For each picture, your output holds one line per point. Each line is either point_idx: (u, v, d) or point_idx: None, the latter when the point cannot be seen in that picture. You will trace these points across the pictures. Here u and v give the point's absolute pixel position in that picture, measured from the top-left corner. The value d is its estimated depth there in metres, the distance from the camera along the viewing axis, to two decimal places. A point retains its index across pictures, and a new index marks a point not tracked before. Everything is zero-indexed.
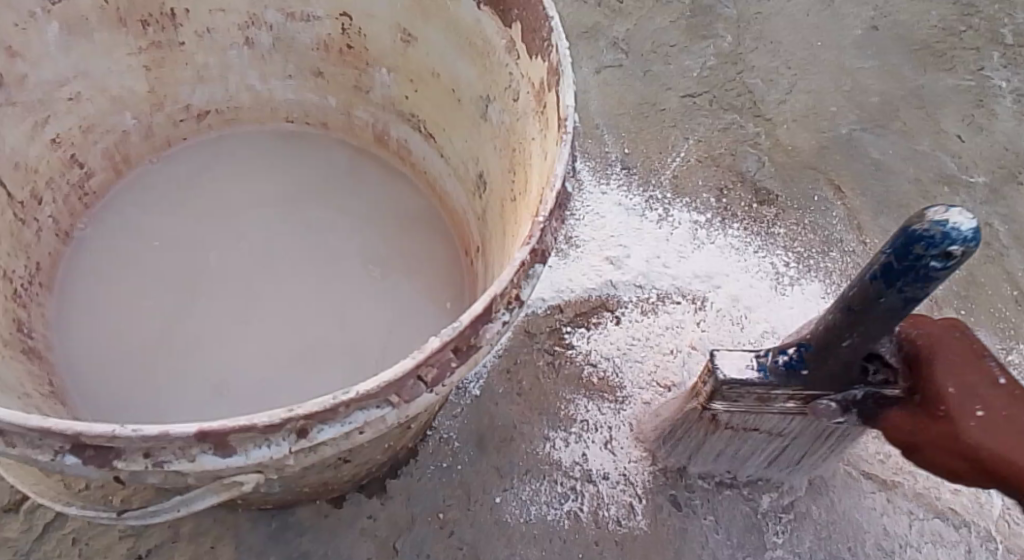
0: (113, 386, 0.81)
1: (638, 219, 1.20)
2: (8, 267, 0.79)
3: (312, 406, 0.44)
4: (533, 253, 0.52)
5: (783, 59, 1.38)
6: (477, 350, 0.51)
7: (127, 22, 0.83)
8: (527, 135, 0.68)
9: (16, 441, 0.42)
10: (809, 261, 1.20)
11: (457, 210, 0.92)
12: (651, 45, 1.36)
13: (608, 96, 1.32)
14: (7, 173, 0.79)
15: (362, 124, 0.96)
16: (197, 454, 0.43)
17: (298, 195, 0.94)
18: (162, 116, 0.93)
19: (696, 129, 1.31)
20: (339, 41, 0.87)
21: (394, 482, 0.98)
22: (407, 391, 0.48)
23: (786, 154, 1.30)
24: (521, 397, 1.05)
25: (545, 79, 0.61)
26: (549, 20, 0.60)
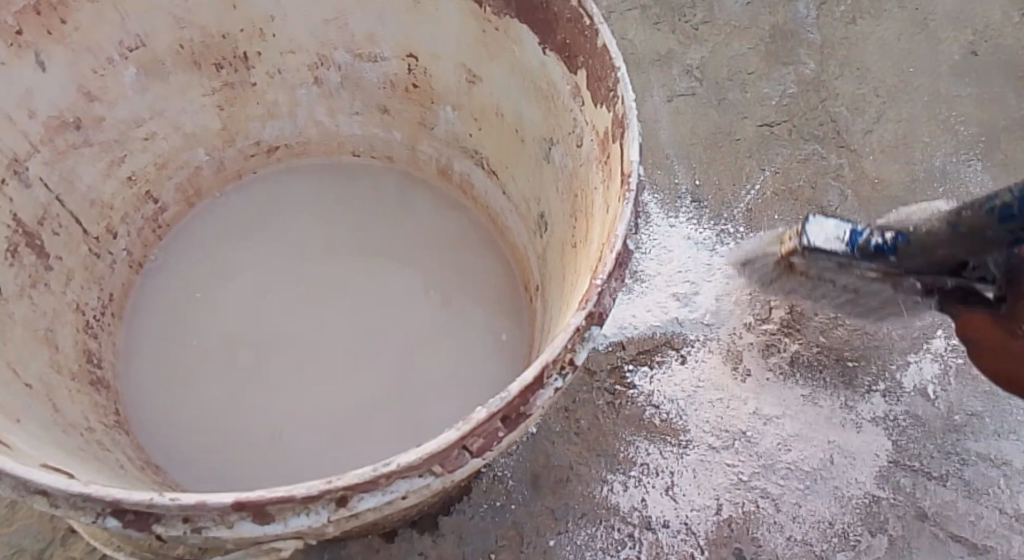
0: (174, 417, 0.83)
1: (707, 254, 1.14)
2: (81, 301, 0.82)
3: (351, 478, 0.42)
4: (590, 317, 0.50)
5: (871, 86, 1.31)
6: (525, 418, 0.48)
7: (201, 64, 0.85)
8: (589, 182, 0.65)
9: (61, 501, 0.42)
10: None
11: (518, 247, 0.90)
12: (727, 71, 1.31)
13: (680, 124, 1.27)
14: (83, 211, 0.82)
15: (426, 158, 0.96)
16: (234, 521, 0.42)
17: (358, 229, 0.94)
18: (233, 151, 0.95)
19: (773, 160, 1.25)
20: (404, 79, 0.88)
21: (446, 520, 0.96)
22: (451, 461, 0.46)
23: (872, 187, 1.23)
24: (579, 438, 1.02)
25: (609, 129, 0.59)
26: (615, 69, 0.57)
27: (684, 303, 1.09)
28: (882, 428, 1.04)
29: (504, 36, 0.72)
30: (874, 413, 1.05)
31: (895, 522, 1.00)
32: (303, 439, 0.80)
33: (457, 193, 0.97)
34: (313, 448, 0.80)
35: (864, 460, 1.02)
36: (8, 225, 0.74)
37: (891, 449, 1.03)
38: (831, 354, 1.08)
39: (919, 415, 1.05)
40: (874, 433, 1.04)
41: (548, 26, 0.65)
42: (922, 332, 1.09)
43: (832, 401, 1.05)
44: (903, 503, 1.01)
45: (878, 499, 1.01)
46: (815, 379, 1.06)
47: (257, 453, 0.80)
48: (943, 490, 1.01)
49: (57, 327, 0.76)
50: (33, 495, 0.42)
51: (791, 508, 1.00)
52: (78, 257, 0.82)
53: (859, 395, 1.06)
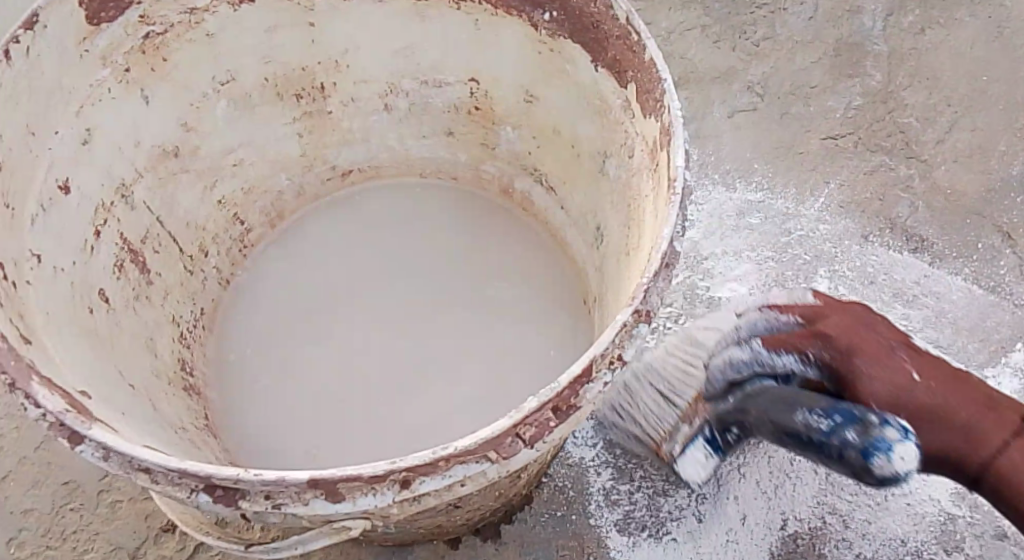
0: (257, 420, 0.89)
1: (768, 234, 1.20)
2: (178, 313, 0.90)
3: (412, 460, 0.46)
4: (636, 315, 0.52)
5: (942, 96, 1.28)
6: (575, 410, 0.51)
7: (284, 96, 0.93)
8: (641, 192, 0.68)
9: (159, 478, 0.47)
10: (937, 288, 1.14)
11: (577, 258, 0.94)
12: (789, 86, 1.31)
13: (741, 141, 1.28)
14: (180, 231, 0.91)
15: (490, 178, 1.01)
16: (310, 499, 0.47)
17: (424, 242, 1.00)
18: (312, 176, 1.02)
19: (838, 172, 1.24)
20: (468, 103, 0.93)
21: (508, 528, 0.98)
22: (505, 449, 0.48)
23: (945, 198, 1.20)
24: (641, 448, 1.03)
25: (658, 138, 0.61)
26: (661, 82, 0.60)
27: None
28: None
29: (559, 57, 0.76)
30: None
31: (972, 540, 0.96)
32: (374, 435, 0.85)
33: (518, 210, 1.01)
34: (381, 444, 0.84)
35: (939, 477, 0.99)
36: (116, 243, 0.81)
37: None
38: None
39: None
40: None
41: (600, 44, 0.68)
42: (999, 346, 1.09)
43: None
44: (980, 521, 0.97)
45: (953, 517, 0.97)
46: None
47: (329, 448, 0.85)
48: None
49: (157, 335, 0.84)
50: (136, 472, 0.47)
51: (861, 525, 0.97)
52: (176, 273, 0.90)
53: None
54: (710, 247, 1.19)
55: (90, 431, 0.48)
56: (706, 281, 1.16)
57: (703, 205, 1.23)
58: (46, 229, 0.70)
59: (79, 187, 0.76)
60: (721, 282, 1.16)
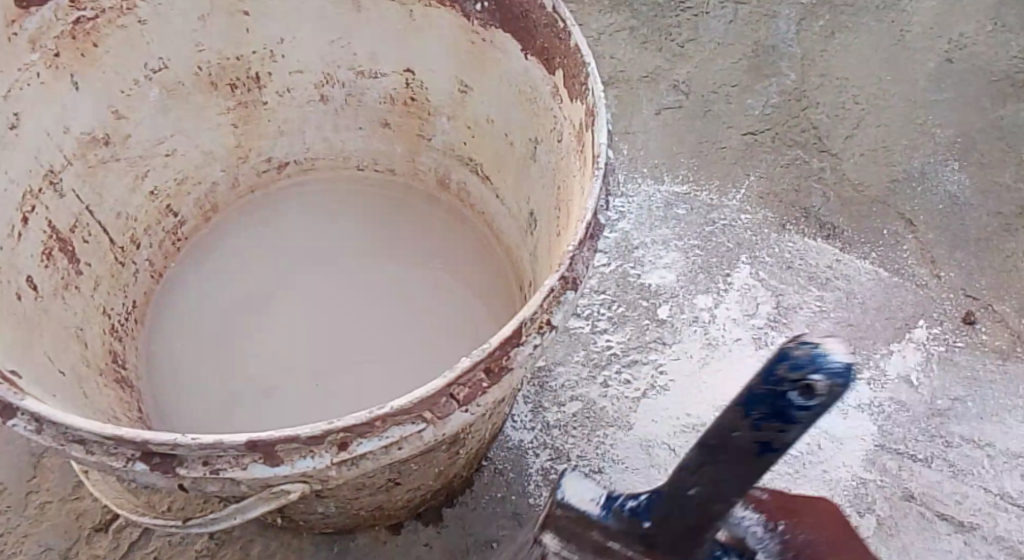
0: (193, 409, 0.89)
1: (692, 223, 1.26)
2: (108, 305, 0.89)
3: (350, 420, 0.48)
4: (562, 281, 0.56)
5: (850, 94, 1.37)
6: (507, 373, 0.54)
7: (217, 85, 0.94)
8: (569, 172, 0.72)
9: (95, 449, 0.48)
10: (847, 270, 1.22)
11: (511, 245, 0.97)
12: (711, 86, 1.39)
13: (668, 137, 1.34)
14: (111, 221, 0.90)
15: (426, 169, 1.03)
16: (248, 463, 0.48)
17: (361, 232, 1.02)
18: (247, 168, 1.03)
19: (758, 166, 1.32)
20: (403, 94, 0.95)
21: (450, 510, 1.01)
22: (439, 409, 0.51)
23: (854, 189, 1.29)
24: (577, 430, 1.07)
25: (583, 120, 0.66)
26: (586, 66, 0.64)
27: (674, 303, 1.18)
28: (867, 414, 1.09)
29: (491, 47, 0.80)
30: (860, 400, 1.10)
31: (881, 503, 1.03)
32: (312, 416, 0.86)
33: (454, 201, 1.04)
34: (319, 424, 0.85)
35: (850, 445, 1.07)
36: (44, 230, 0.81)
37: (878, 434, 1.07)
38: None
39: (902, 400, 1.10)
40: (860, 417, 1.09)
41: (528, 33, 0.72)
42: (905, 324, 1.17)
43: None
44: (890, 484, 1.04)
45: (865, 482, 1.04)
46: None
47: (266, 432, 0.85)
48: (928, 472, 1.05)
49: (86, 326, 0.83)
50: (71, 444, 0.48)
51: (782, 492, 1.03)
52: (106, 264, 0.89)
53: None
54: (640, 237, 1.24)
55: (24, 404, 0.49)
56: (636, 269, 1.21)
57: (633, 196, 1.28)
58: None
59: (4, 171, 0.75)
60: (651, 269, 1.21)
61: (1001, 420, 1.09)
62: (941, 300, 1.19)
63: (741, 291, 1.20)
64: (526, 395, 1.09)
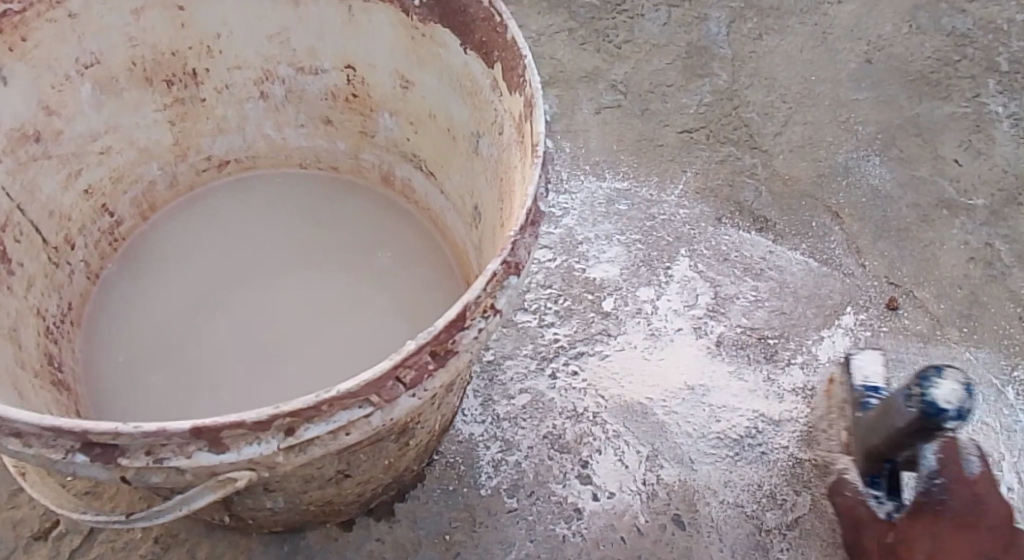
0: (132, 406, 0.87)
1: (633, 217, 1.29)
2: (42, 306, 0.86)
3: (295, 405, 0.48)
4: (505, 266, 0.57)
5: (779, 94, 1.43)
6: (453, 355, 0.55)
7: (153, 81, 0.92)
8: (510, 164, 0.73)
9: (33, 442, 0.48)
10: (780, 260, 1.27)
11: (457, 240, 0.98)
12: (648, 85, 1.43)
13: (607, 134, 1.38)
14: (43, 219, 0.87)
15: (369, 166, 1.03)
16: (193, 451, 0.48)
17: (306, 226, 1.01)
18: (185, 166, 1.01)
19: (694, 162, 1.36)
20: (344, 90, 0.95)
21: (401, 505, 1.01)
22: (387, 392, 0.52)
23: (784, 183, 1.35)
24: (527, 420, 1.09)
25: (522, 111, 0.67)
26: (523, 58, 0.66)
27: (618, 295, 1.21)
28: (801, 398, 1.14)
29: (430, 41, 0.81)
30: (794, 384, 1.15)
31: (817, 481, 1.07)
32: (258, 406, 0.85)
33: (399, 197, 1.05)
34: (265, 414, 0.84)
35: (785, 426, 1.11)
36: None
37: (810, 415, 1.12)
38: (753, 333, 1.19)
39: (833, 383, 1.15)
40: (795, 401, 1.13)
41: (467, 28, 0.74)
42: (834, 310, 1.22)
43: (758, 375, 1.15)
44: (824, 463, 1.08)
45: (801, 461, 1.09)
46: (739, 355, 1.17)
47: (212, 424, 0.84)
48: None
49: (20, 326, 0.80)
50: (8, 438, 0.48)
51: (724, 474, 1.07)
52: (39, 262, 0.87)
53: (780, 368, 1.16)
54: (584, 232, 1.27)
55: None
56: (581, 263, 1.24)
57: (576, 193, 1.31)
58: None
59: None
60: (595, 263, 1.24)
61: None
62: (867, 288, 1.25)
63: (681, 282, 1.23)
64: (475, 389, 1.11)
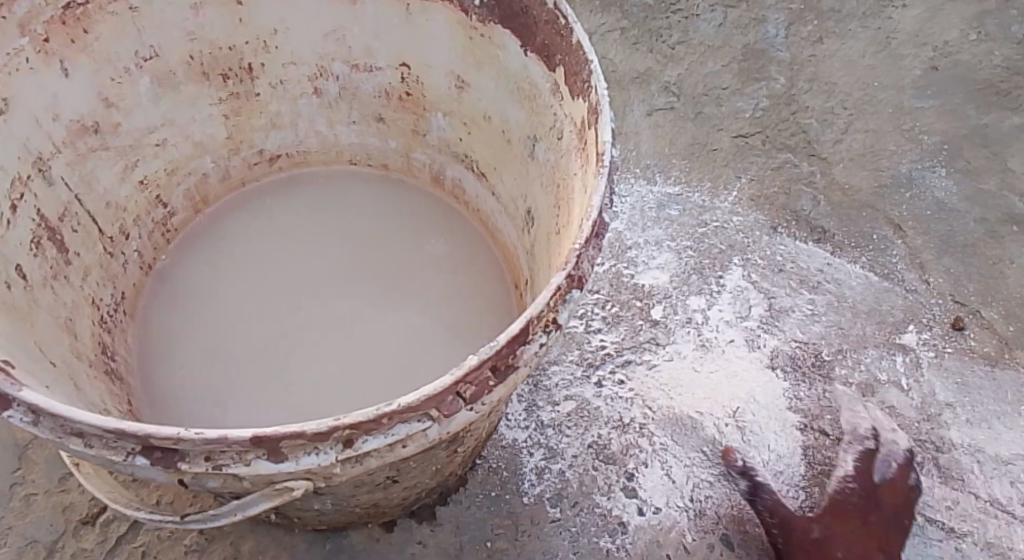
0: (184, 400, 0.87)
1: (686, 224, 1.26)
2: (97, 296, 0.86)
3: (356, 416, 0.47)
4: (569, 279, 0.55)
5: (838, 100, 1.38)
6: (513, 371, 0.54)
7: (210, 75, 0.91)
8: (569, 170, 0.71)
9: (93, 442, 0.47)
10: (837, 273, 1.23)
11: (507, 244, 0.96)
12: (702, 87, 1.39)
13: (659, 138, 1.34)
14: (99, 211, 0.87)
15: (420, 165, 1.02)
16: (252, 458, 0.47)
17: (357, 223, 1.00)
18: (238, 160, 1.01)
19: (749, 168, 1.32)
20: (399, 89, 0.94)
21: (444, 509, 0.99)
22: (446, 407, 0.51)
23: (842, 193, 1.30)
24: (572, 429, 1.07)
25: (586, 117, 0.65)
26: (589, 62, 0.63)
27: (667, 303, 1.18)
28: (862, 418, 1.11)
29: (490, 43, 0.79)
30: (853, 406, 1.12)
31: None
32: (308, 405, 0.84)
33: (449, 198, 1.03)
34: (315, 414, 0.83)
35: (840, 447, 1.09)
36: (33, 219, 0.78)
37: None
38: (808, 349, 1.16)
39: (893, 405, 1.12)
40: (854, 422, 1.11)
41: (529, 30, 0.72)
42: (894, 325, 1.19)
43: (810, 391, 1.13)
44: None
45: None
46: (793, 373, 1.14)
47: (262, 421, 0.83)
48: (920, 478, 1.07)
49: (76, 316, 0.80)
50: (69, 437, 0.47)
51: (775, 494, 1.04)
52: (95, 253, 0.87)
53: (837, 387, 1.13)
54: (633, 237, 1.23)
55: (20, 394, 0.48)
56: (630, 269, 1.21)
57: (626, 196, 1.28)
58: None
59: None
60: (643, 270, 1.21)
61: (989, 425, 1.11)
62: (930, 305, 1.21)
63: (733, 293, 1.20)
64: (520, 394, 1.08)
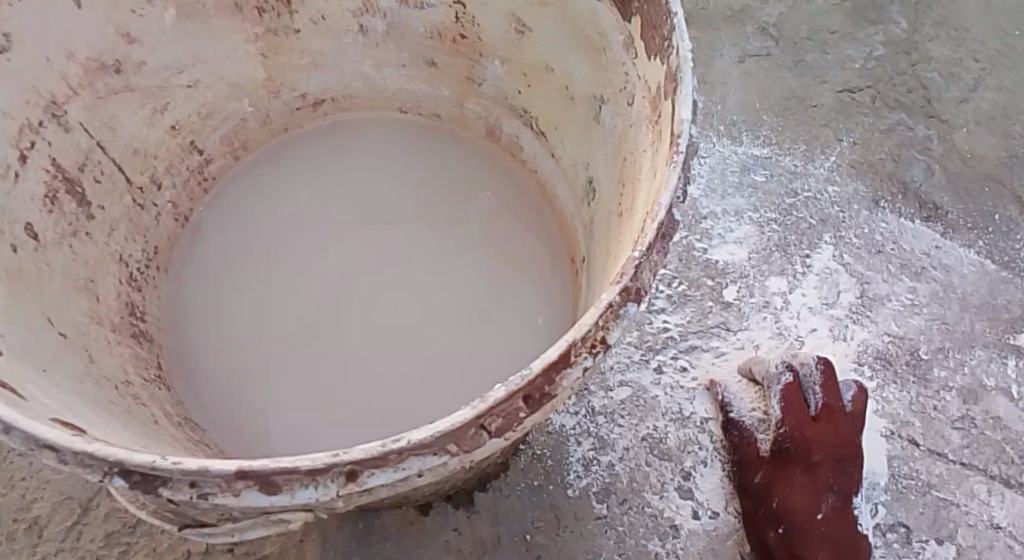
0: (216, 368, 0.82)
1: (773, 192, 1.11)
2: (124, 252, 0.81)
3: (359, 452, 0.39)
4: (624, 294, 0.44)
5: (969, 49, 1.17)
6: (550, 399, 0.44)
7: (243, 9, 0.82)
8: (638, 145, 0.59)
9: (67, 459, 0.41)
10: (946, 261, 1.07)
11: (566, 216, 0.85)
12: (806, 30, 1.20)
13: (750, 89, 1.18)
14: (125, 158, 0.81)
15: (475, 117, 0.92)
16: (242, 489, 0.40)
17: (406, 181, 0.90)
18: (278, 104, 0.92)
19: (853, 129, 1.15)
20: (452, 30, 0.82)
21: (482, 496, 0.93)
22: (467, 441, 0.41)
23: (962, 162, 1.12)
24: (626, 418, 0.98)
25: (662, 85, 0.53)
26: (671, 15, 0.51)
27: (743, 284, 1.06)
28: (960, 428, 0.99)
29: None
30: (950, 415, 1.00)
31: (964, 530, 0.94)
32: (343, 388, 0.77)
33: (504, 156, 0.92)
34: (349, 398, 0.77)
35: (931, 460, 0.97)
36: (45, 170, 0.72)
37: (959, 447, 0.98)
38: (903, 344, 1.03)
39: (999, 416, 1.00)
40: (948, 433, 0.99)
41: None
42: (1010, 323, 1.05)
43: (901, 394, 1.01)
44: (976, 511, 0.95)
45: (952, 505, 0.95)
46: (883, 371, 1.02)
47: (294, 400, 0.78)
48: (1020, 499, 0.96)
49: (97, 276, 0.75)
50: (39, 450, 0.41)
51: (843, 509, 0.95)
52: (120, 206, 0.81)
53: (931, 391, 1.01)
54: (709, 205, 1.10)
55: None
56: (703, 242, 1.08)
57: (705, 157, 1.13)
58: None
59: None
60: (719, 244, 1.08)
61: None
62: None
63: (821, 275, 1.06)
64: None
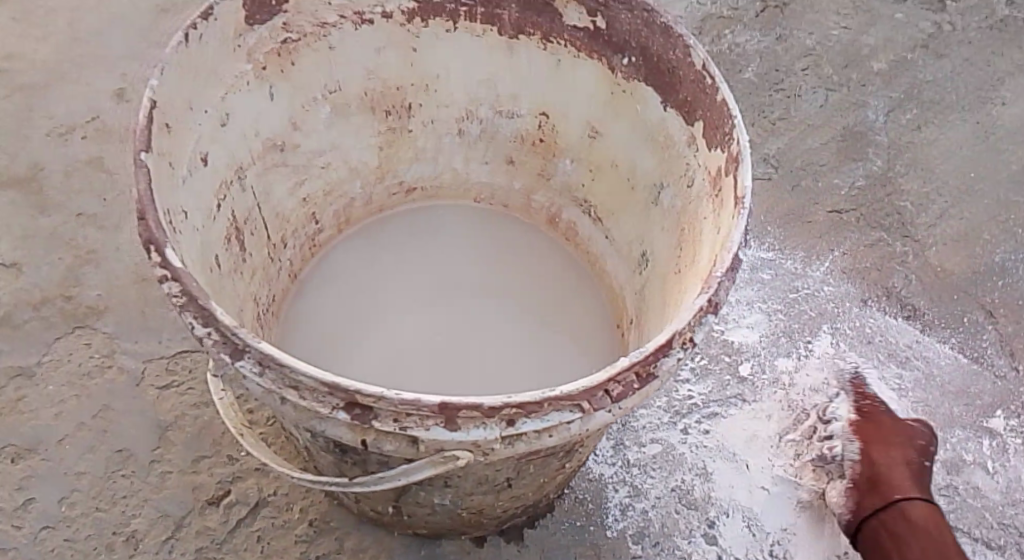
0: None
1: (778, 287, 1.31)
2: (257, 294, 0.96)
3: (523, 398, 0.55)
4: (708, 304, 0.62)
5: (935, 186, 1.43)
6: (653, 379, 0.60)
7: (377, 110, 1.03)
8: (698, 214, 0.80)
9: (306, 395, 0.56)
10: (924, 350, 1.27)
11: (615, 285, 1.04)
12: (801, 162, 1.45)
13: (757, 205, 1.40)
14: (271, 221, 0.99)
15: (538, 207, 1.12)
16: (430, 425, 0.55)
17: (481, 254, 1.10)
18: (381, 188, 1.12)
19: (842, 243, 1.37)
20: (533, 135, 1.05)
21: (531, 532, 1.05)
22: (596, 401, 0.58)
23: (936, 275, 1.34)
24: (658, 470, 1.12)
25: (723, 166, 0.73)
26: (731, 118, 0.72)
27: (756, 362, 1.23)
28: (946, 495, 1.14)
29: (631, 98, 0.90)
30: (937, 483, 1.15)
31: None
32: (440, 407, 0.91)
33: (562, 238, 1.12)
34: None
35: None
36: (228, 219, 0.88)
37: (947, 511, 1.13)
38: None
39: (979, 486, 1.15)
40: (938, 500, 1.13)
41: (672, 87, 0.82)
42: (983, 408, 1.22)
43: None
44: None
45: None
46: None
47: None
48: None
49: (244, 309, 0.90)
50: (286, 389, 0.56)
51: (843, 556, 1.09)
52: (263, 256, 0.97)
53: None
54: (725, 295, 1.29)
55: (260, 344, 0.55)
56: (720, 325, 1.26)
57: None
58: (189, 194, 0.76)
59: (212, 161, 0.84)
60: (734, 327, 1.26)
61: None
62: (1020, 393, 1.24)
63: (822, 359, 1.25)
64: (609, 432, 1.14)
